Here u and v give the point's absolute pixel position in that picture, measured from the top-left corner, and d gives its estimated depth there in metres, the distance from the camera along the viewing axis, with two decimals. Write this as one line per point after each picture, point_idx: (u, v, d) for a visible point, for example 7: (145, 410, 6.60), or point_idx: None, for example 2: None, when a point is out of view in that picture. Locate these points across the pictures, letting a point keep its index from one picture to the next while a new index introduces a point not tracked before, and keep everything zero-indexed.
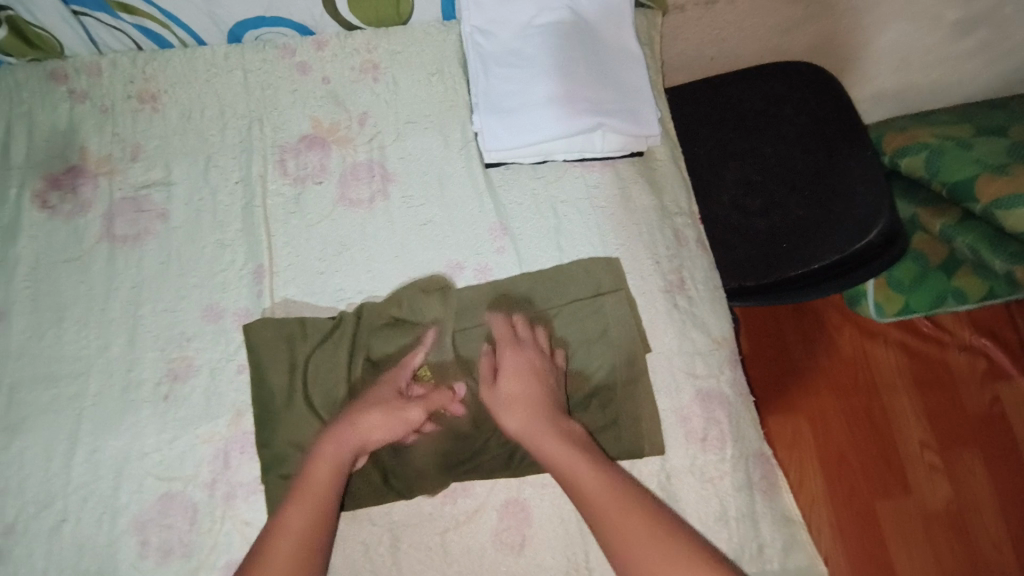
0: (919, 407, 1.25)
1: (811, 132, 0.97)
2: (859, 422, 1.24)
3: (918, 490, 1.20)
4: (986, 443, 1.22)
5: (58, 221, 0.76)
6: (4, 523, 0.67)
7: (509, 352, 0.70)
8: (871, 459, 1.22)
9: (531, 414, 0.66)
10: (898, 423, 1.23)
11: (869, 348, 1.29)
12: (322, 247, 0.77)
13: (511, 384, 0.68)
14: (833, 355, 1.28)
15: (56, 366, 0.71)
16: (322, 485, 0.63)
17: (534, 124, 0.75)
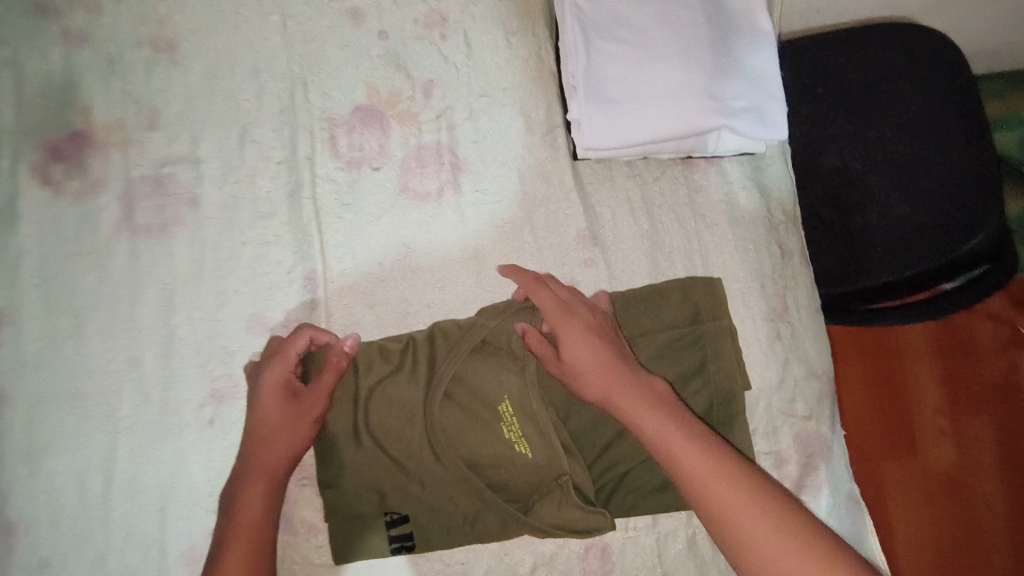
0: (937, 371, 1.16)
1: (928, 114, 0.84)
2: (877, 388, 1.16)
3: (924, 455, 1.14)
4: (999, 411, 1.15)
5: (65, 202, 0.63)
6: (37, 560, 0.59)
7: (578, 335, 0.59)
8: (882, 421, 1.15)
9: (620, 394, 0.56)
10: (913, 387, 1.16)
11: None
12: (383, 249, 0.66)
13: (587, 369, 0.57)
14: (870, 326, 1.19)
15: (80, 381, 0.62)
16: (253, 518, 0.56)
17: (646, 120, 0.62)
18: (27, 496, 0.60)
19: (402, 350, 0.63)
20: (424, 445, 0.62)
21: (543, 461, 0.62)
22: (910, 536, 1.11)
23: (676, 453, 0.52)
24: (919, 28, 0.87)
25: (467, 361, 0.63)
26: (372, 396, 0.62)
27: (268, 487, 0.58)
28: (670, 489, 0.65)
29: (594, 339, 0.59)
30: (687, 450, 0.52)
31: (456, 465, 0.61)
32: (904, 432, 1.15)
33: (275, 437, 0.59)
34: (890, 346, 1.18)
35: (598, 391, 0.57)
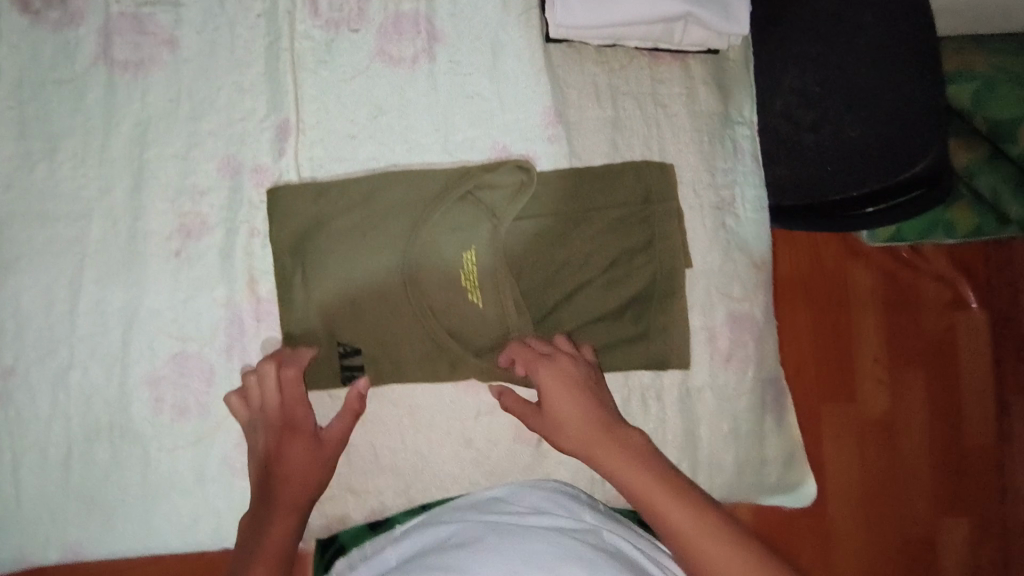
0: (882, 326, 1.13)
1: (881, 34, 0.82)
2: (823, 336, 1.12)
3: (862, 402, 1.12)
4: (933, 367, 1.15)
5: (43, 30, 0.64)
6: (4, 365, 0.63)
7: (561, 380, 0.64)
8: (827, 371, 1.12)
9: (603, 450, 0.62)
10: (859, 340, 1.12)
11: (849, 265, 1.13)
12: (355, 108, 0.69)
13: (572, 413, 0.64)
14: (816, 274, 1.13)
15: (51, 204, 0.64)
16: (272, 551, 0.60)
17: (616, 2, 0.65)
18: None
19: (373, 200, 0.67)
20: (384, 287, 0.65)
21: (496, 315, 0.67)
22: (840, 479, 1.12)
23: (657, 503, 0.58)
24: None
25: (434, 215, 0.67)
26: (339, 237, 0.66)
27: (294, 514, 0.63)
28: (610, 351, 0.70)
29: (570, 387, 0.64)
30: (667, 500, 0.58)
31: (416, 309, 0.66)
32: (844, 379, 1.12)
33: (302, 475, 0.63)
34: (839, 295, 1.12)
35: (583, 437, 0.63)
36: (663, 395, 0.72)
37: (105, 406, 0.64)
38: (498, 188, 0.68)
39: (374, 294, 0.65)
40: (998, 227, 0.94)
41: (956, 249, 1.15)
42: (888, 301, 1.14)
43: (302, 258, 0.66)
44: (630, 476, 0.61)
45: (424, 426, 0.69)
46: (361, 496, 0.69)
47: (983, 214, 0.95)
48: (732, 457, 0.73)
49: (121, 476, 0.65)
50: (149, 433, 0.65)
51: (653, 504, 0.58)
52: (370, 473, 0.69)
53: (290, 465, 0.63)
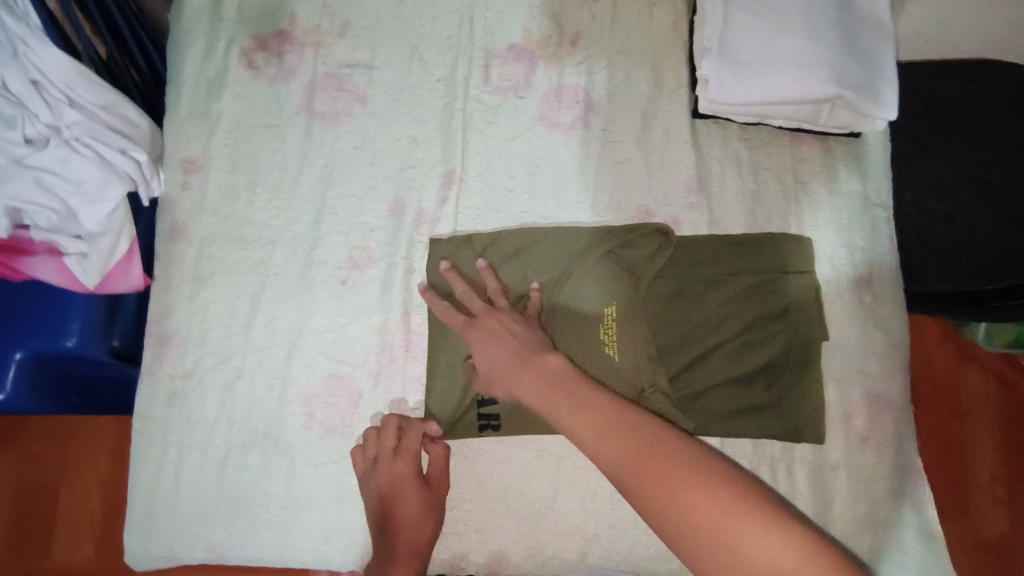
0: (999, 437, 1.10)
1: (1022, 142, 0.88)
2: (930, 441, 1.12)
3: (974, 520, 1.08)
4: None
5: (262, 83, 0.75)
6: (183, 369, 0.70)
7: (491, 341, 0.65)
8: (933, 476, 1.10)
9: (567, 409, 0.57)
10: (970, 447, 1.10)
11: (964, 370, 1.13)
12: (513, 165, 0.75)
13: (572, 406, 0.57)
14: (930, 374, 1.13)
15: (244, 230, 0.73)
16: None
17: (770, 84, 0.70)
18: (188, 314, 0.71)
19: (523, 253, 0.72)
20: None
21: (636, 368, 0.69)
22: None
23: (610, 439, 0.53)
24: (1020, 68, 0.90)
25: (580, 270, 0.71)
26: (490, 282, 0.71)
27: (412, 560, 0.64)
28: (740, 416, 0.70)
29: (538, 373, 0.61)
30: (620, 446, 0.52)
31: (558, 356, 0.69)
32: (954, 492, 1.09)
33: (412, 528, 0.65)
34: (950, 401, 1.12)
35: (584, 426, 0.55)
36: (794, 469, 0.70)
37: (264, 416, 0.70)
38: (643, 249, 0.72)
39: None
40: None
41: None
42: (1006, 415, 1.11)
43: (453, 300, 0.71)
44: (638, 467, 0.50)
45: (550, 472, 0.70)
46: (483, 538, 0.69)
47: None
48: (866, 545, 0.69)
49: (267, 484, 0.68)
50: (297, 446, 0.69)
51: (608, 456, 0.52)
52: (490, 514, 0.69)
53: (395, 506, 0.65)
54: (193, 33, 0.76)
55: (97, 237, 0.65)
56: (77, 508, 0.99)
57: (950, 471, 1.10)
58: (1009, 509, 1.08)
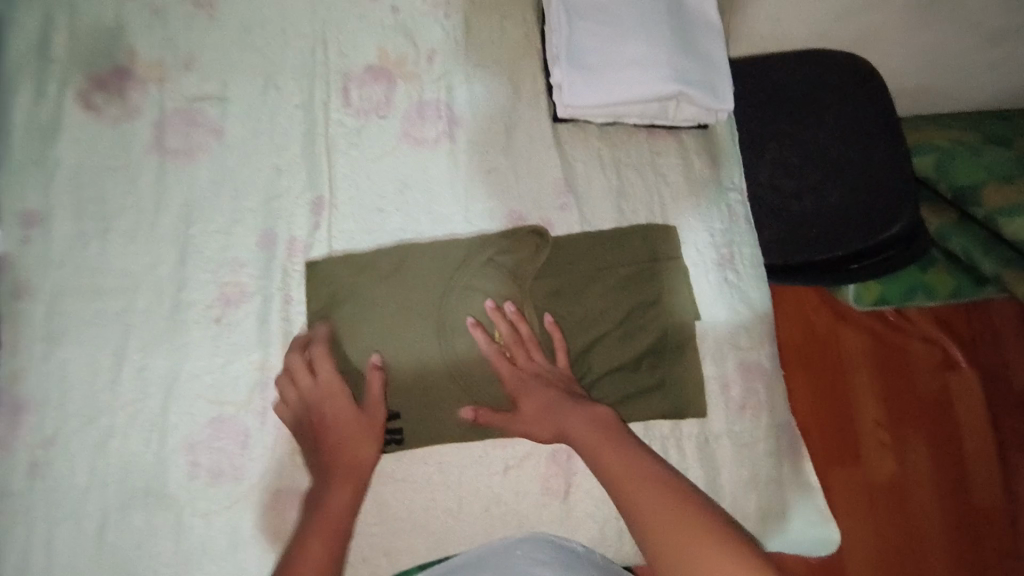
0: (877, 386, 1.21)
1: (851, 120, 0.97)
2: (822, 397, 1.21)
3: (867, 463, 1.18)
4: (932, 425, 1.20)
5: (104, 124, 0.71)
6: (44, 436, 0.65)
7: (536, 383, 0.67)
8: (828, 429, 1.19)
9: (570, 420, 0.64)
10: (855, 398, 1.20)
11: (839, 327, 1.24)
12: (382, 184, 0.75)
13: (608, 448, 0.60)
14: (810, 334, 1.24)
15: (100, 279, 0.68)
16: (338, 510, 0.61)
17: (618, 85, 0.74)
18: (44, 376, 0.66)
19: (404, 270, 0.71)
20: (422, 348, 0.69)
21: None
22: (854, 536, 1.14)
23: (599, 449, 0.60)
24: (843, 54, 1.00)
25: (465, 278, 0.71)
26: (374, 303, 0.70)
27: (350, 484, 0.62)
28: (631, 402, 0.73)
29: (588, 417, 0.64)
30: (614, 450, 0.59)
31: (447, 367, 0.69)
32: (847, 441, 1.18)
33: (358, 446, 0.64)
34: (832, 355, 1.23)
35: (639, 508, 0.53)
36: (683, 444, 0.74)
37: (142, 472, 0.65)
38: (526, 249, 0.73)
39: (411, 352, 0.69)
40: (971, 288, 1.16)
41: (937, 312, 1.25)
42: (879, 364, 1.22)
43: (337, 326, 0.69)
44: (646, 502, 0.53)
45: (452, 483, 0.70)
46: (392, 560, 0.68)
47: (956, 277, 1.17)
48: (754, 505, 0.73)
49: (154, 543, 0.64)
50: (182, 499, 0.65)
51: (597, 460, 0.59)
52: (397, 535, 0.68)
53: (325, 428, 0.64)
54: (19, 78, 0.71)
55: None
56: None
57: (840, 422, 1.20)
58: (894, 449, 1.19)
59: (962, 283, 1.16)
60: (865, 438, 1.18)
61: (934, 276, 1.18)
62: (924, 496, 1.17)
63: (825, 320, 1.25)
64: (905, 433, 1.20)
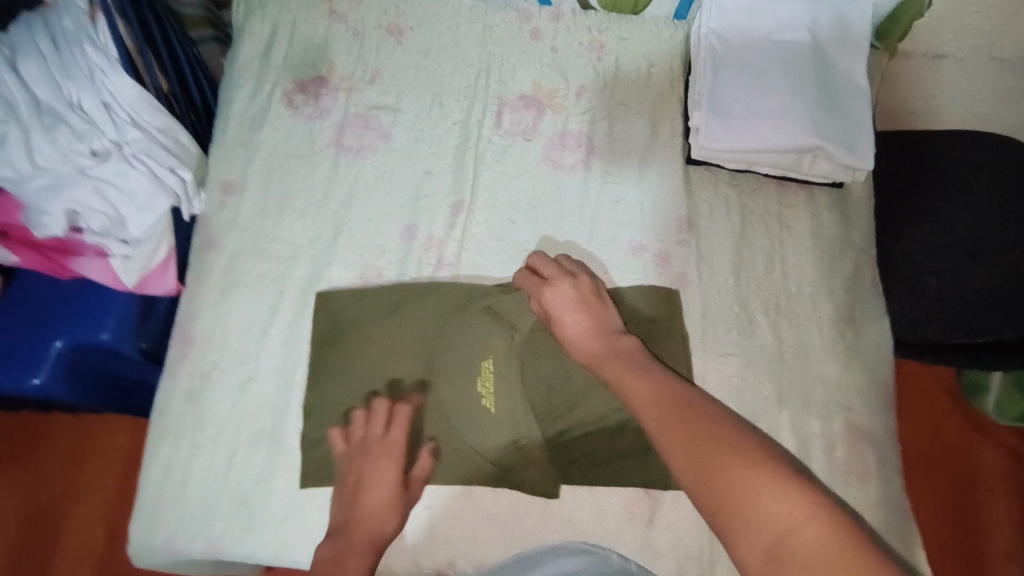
0: (1016, 515, 1.11)
1: (1005, 206, 0.90)
2: (951, 516, 1.12)
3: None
4: None
5: (299, 120, 0.85)
6: (203, 369, 0.75)
7: (559, 299, 0.70)
8: (955, 554, 1.10)
9: (598, 353, 0.67)
10: (989, 524, 1.11)
11: (975, 443, 1.16)
12: (517, 199, 0.82)
13: (632, 375, 0.63)
14: (940, 446, 1.16)
15: (271, 245, 0.80)
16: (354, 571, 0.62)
17: (754, 133, 0.77)
18: (213, 319, 0.77)
19: (400, 310, 0.77)
20: (405, 388, 0.74)
21: (509, 421, 0.72)
22: None
23: (622, 374, 0.64)
24: (1002, 138, 0.94)
25: (455, 325, 0.76)
26: (371, 339, 0.76)
27: (368, 551, 0.64)
28: (619, 462, 0.72)
29: (607, 348, 0.67)
30: (637, 375, 0.63)
31: (433, 410, 0.73)
32: (976, 574, 1.08)
33: (384, 513, 0.66)
34: (963, 474, 1.14)
35: (667, 428, 0.56)
36: None
37: (271, 417, 0.74)
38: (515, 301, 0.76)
39: (395, 396, 0.73)
40: None
41: None
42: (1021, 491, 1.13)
43: (331, 357, 0.75)
44: (663, 420, 0.57)
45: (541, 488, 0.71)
46: (470, 551, 0.69)
47: None
48: None
49: (269, 481, 0.71)
50: (301, 448, 0.73)
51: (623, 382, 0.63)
52: (478, 525, 0.70)
53: (371, 487, 0.67)
54: (243, 76, 0.87)
55: (141, 241, 0.73)
56: (79, 538, 1.06)
57: (969, 547, 1.10)
58: None
59: None
60: (997, 571, 1.08)
61: None
62: None
63: (958, 432, 1.17)
64: None
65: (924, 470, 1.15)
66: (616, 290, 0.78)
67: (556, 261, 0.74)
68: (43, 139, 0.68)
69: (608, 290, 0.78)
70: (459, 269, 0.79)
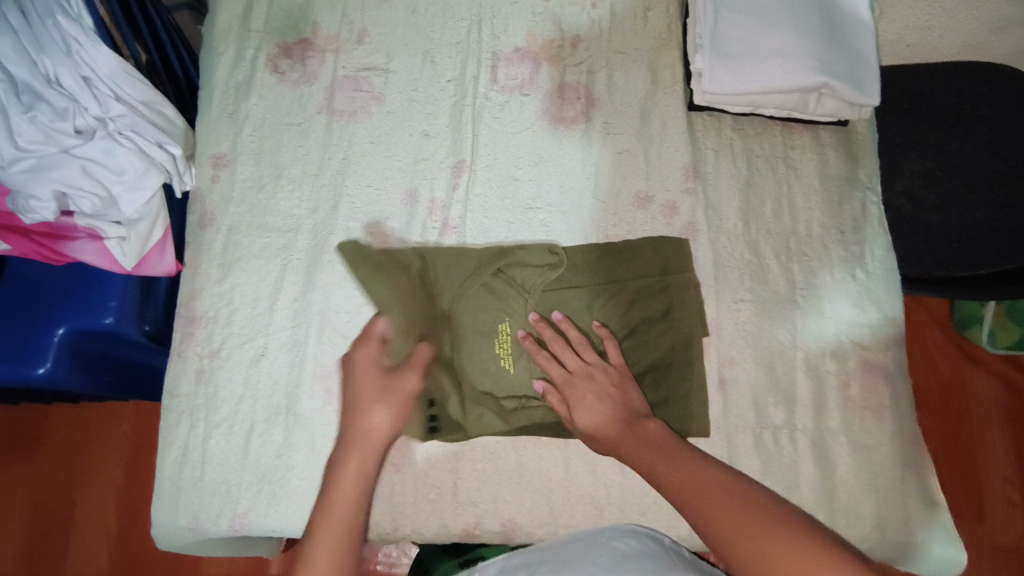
0: (1010, 441, 1.15)
1: (1006, 136, 0.89)
2: (945, 446, 1.15)
3: (990, 522, 1.11)
4: None
5: (287, 86, 0.82)
6: (211, 348, 0.74)
7: (588, 395, 0.67)
8: (949, 481, 1.13)
9: (625, 444, 0.64)
10: (983, 452, 1.14)
11: (968, 373, 1.18)
12: (519, 156, 0.80)
13: (661, 460, 0.61)
14: (938, 377, 1.18)
15: (268, 218, 0.78)
16: (353, 488, 0.58)
17: (760, 73, 0.75)
18: (216, 296, 0.75)
19: (428, 282, 0.74)
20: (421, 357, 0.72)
21: (526, 382, 0.72)
22: None
23: (650, 458, 0.61)
24: (1000, 67, 0.93)
25: (468, 287, 0.74)
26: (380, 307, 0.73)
27: (372, 452, 0.61)
28: None
29: (643, 442, 0.63)
30: (663, 459, 0.61)
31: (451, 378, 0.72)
32: (968, 497, 1.12)
33: (371, 408, 0.64)
34: (958, 404, 1.17)
35: (710, 513, 0.54)
36: (796, 438, 0.72)
37: (285, 392, 0.73)
38: (530, 265, 0.74)
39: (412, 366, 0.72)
40: None
41: None
42: (1014, 418, 1.16)
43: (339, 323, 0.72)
44: (706, 506, 0.55)
45: (561, 445, 0.72)
46: (496, 510, 0.70)
47: None
48: (872, 511, 0.70)
49: (289, 456, 0.71)
50: (315, 419, 0.72)
51: (654, 472, 0.60)
52: (502, 486, 0.70)
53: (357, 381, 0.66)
54: (224, 43, 0.83)
55: (136, 223, 0.70)
56: (92, 523, 1.06)
57: (964, 474, 1.14)
58: None
59: None
60: (991, 496, 1.12)
61: None
62: None
63: (953, 363, 1.19)
64: None
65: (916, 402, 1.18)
66: (624, 244, 0.76)
67: (575, 349, 0.70)
68: (24, 119, 0.64)
69: (618, 244, 0.76)
70: (466, 232, 0.77)
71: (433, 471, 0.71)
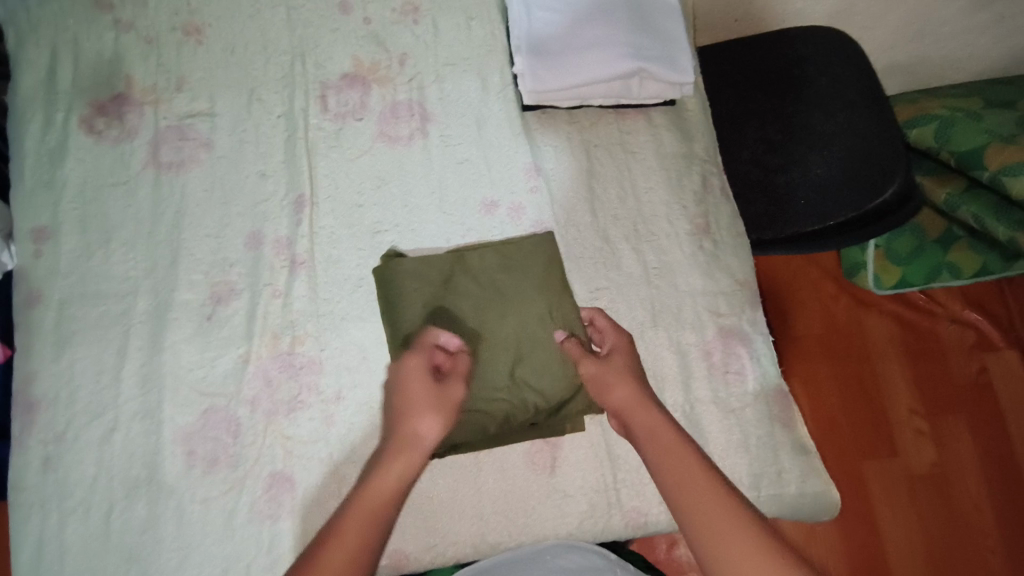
0: (908, 374, 1.20)
1: (833, 92, 0.93)
2: (851, 389, 1.19)
3: (904, 454, 1.16)
4: (975, 411, 1.18)
5: (105, 145, 0.78)
6: (56, 432, 0.69)
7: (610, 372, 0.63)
8: (859, 422, 1.18)
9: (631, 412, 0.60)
10: (887, 388, 1.19)
11: (861, 317, 1.24)
12: (360, 181, 0.79)
13: (658, 429, 0.57)
14: (833, 325, 1.24)
15: (103, 285, 0.74)
16: (384, 493, 0.54)
17: (578, 66, 0.77)
18: (55, 376, 0.71)
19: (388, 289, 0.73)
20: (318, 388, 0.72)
21: None
22: (898, 541, 1.11)
23: (640, 421, 0.58)
24: (818, 29, 0.97)
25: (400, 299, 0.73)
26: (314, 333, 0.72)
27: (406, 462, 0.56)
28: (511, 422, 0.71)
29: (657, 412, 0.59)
30: (658, 424, 0.57)
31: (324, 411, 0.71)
32: (878, 433, 1.17)
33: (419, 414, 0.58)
34: (857, 347, 1.22)
35: (687, 484, 0.52)
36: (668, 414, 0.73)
37: (143, 463, 0.69)
38: (394, 283, 0.73)
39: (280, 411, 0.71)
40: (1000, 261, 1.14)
41: (967, 293, 1.24)
42: (909, 352, 1.21)
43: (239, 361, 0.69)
44: (678, 468, 0.54)
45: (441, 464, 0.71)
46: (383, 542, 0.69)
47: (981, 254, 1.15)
48: (747, 470, 0.72)
49: (156, 529, 0.67)
50: (179, 485, 0.68)
51: (646, 439, 0.57)
52: None
53: (408, 381, 0.60)
54: (30, 110, 0.79)
55: None
56: None
57: (872, 413, 1.18)
58: (933, 440, 1.16)
59: (988, 258, 1.15)
60: (901, 429, 1.16)
61: (957, 254, 1.16)
62: (970, 486, 1.14)
63: (846, 309, 1.25)
64: (944, 421, 1.18)
65: (819, 351, 1.22)
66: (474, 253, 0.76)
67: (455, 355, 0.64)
68: None
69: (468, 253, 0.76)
70: (315, 266, 0.75)
71: (312, 515, 0.69)
